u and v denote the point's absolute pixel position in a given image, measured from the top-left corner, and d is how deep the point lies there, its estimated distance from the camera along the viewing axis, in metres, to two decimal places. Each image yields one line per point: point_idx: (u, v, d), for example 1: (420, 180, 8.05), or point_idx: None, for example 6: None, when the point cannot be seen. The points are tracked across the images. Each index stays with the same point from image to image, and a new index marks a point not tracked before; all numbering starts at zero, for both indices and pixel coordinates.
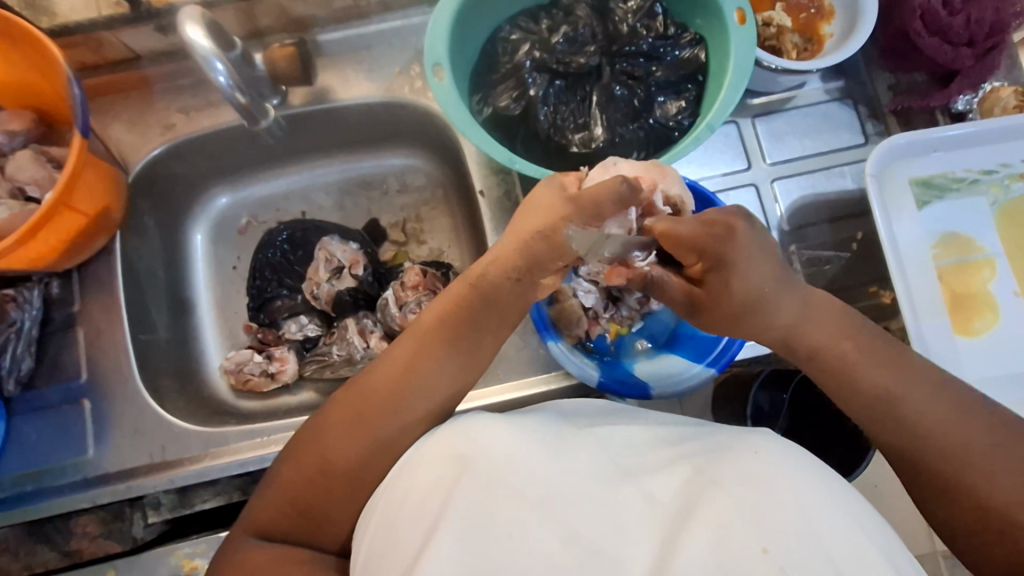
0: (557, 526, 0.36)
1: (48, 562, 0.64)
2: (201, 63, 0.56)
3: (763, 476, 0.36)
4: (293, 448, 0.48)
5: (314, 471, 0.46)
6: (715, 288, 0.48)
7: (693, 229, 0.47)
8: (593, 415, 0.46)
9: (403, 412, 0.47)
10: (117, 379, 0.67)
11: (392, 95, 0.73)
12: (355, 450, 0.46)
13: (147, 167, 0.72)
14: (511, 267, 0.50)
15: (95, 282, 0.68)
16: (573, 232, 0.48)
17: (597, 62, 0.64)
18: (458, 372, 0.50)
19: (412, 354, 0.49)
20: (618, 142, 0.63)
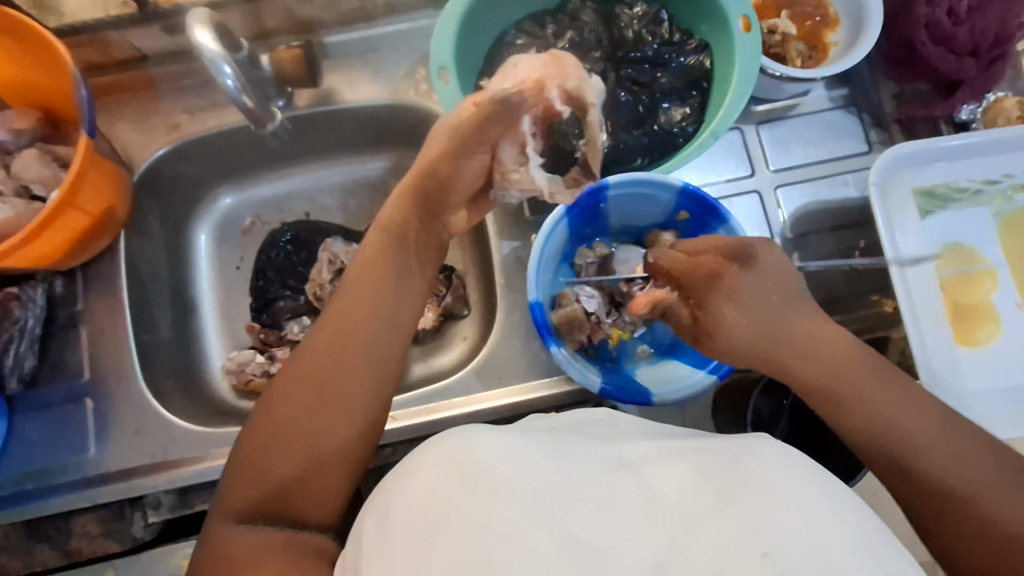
0: (553, 529, 0.34)
1: (47, 561, 0.64)
2: (208, 65, 0.56)
3: (764, 486, 0.37)
4: (248, 431, 0.48)
5: (273, 445, 0.46)
6: (705, 326, 0.52)
7: (681, 267, 0.54)
8: (592, 426, 0.46)
9: (346, 363, 0.47)
10: (120, 378, 0.67)
11: (396, 98, 0.74)
12: (310, 413, 0.46)
13: (151, 168, 0.72)
14: (415, 207, 0.55)
15: (99, 281, 0.69)
16: (467, 161, 0.54)
17: (602, 67, 0.64)
18: (391, 315, 0.50)
19: (340, 308, 0.50)
20: (621, 148, 0.63)
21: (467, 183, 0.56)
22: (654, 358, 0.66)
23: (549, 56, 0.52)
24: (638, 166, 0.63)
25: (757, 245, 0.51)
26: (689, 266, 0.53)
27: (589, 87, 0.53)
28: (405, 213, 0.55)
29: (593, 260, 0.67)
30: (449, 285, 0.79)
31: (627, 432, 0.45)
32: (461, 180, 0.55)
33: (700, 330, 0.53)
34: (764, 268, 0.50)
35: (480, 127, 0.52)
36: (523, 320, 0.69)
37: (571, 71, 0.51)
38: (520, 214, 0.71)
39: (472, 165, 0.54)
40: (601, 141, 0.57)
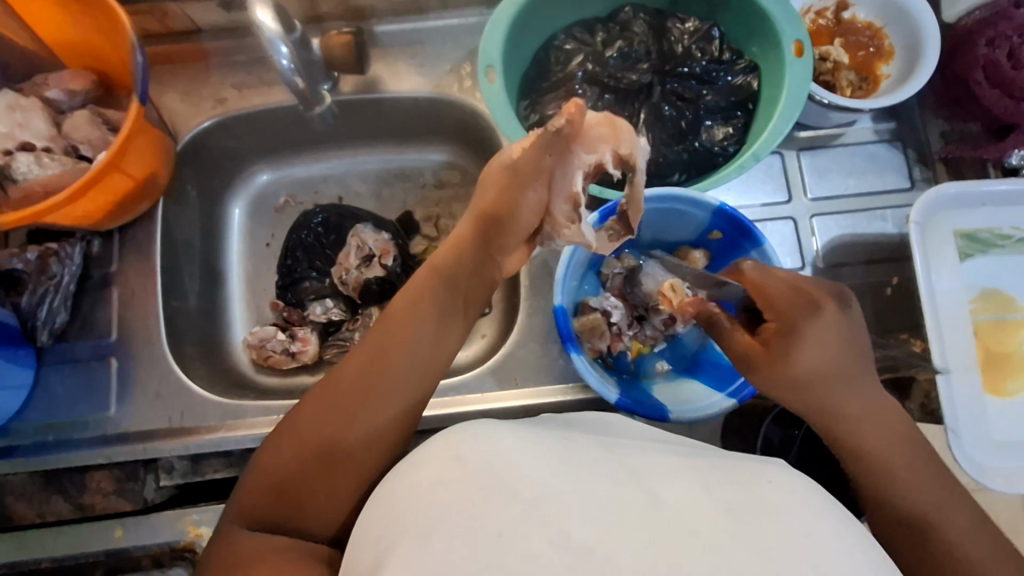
0: (550, 530, 0.34)
1: (59, 513, 0.65)
2: (266, 45, 0.57)
3: (768, 508, 0.37)
4: (271, 440, 0.49)
5: (293, 456, 0.46)
6: (778, 351, 0.49)
7: (783, 291, 0.50)
8: (598, 434, 0.45)
9: (376, 386, 0.48)
10: (145, 341, 0.68)
11: (440, 92, 0.74)
12: (333, 431, 0.46)
13: (195, 139, 0.74)
14: (474, 250, 0.54)
15: (135, 245, 0.70)
16: (524, 202, 0.53)
17: (649, 80, 0.63)
18: (427, 346, 0.50)
19: (380, 332, 0.50)
20: (661, 162, 0.62)
21: (525, 225, 0.54)
22: (671, 374, 0.66)
23: (605, 116, 0.50)
24: (675, 182, 0.62)
25: (854, 295, 0.51)
26: (795, 295, 0.49)
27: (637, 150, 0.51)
28: (460, 254, 0.54)
29: (620, 270, 0.66)
30: None
31: (636, 445, 0.44)
32: (518, 227, 0.54)
33: (766, 362, 0.50)
34: (854, 317, 0.50)
35: (534, 154, 0.50)
36: (545, 324, 0.69)
37: (617, 129, 0.49)
38: None
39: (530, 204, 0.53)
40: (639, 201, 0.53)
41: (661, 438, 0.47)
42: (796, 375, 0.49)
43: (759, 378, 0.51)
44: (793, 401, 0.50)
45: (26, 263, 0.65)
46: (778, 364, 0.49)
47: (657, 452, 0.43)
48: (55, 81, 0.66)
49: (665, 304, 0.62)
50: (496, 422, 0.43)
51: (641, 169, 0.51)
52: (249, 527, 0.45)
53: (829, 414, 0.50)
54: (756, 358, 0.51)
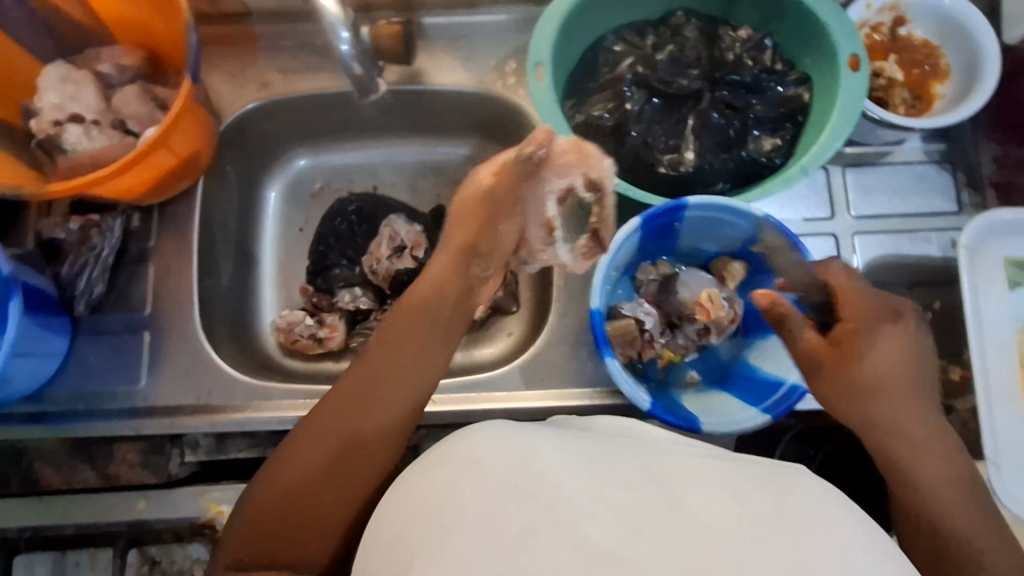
0: (570, 532, 0.35)
1: (86, 481, 0.66)
2: (328, 29, 0.58)
3: (794, 519, 0.37)
4: (260, 477, 0.46)
5: (281, 500, 0.44)
6: (850, 350, 0.50)
7: (865, 296, 0.51)
8: (620, 436, 0.45)
9: (376, 408, 0.46)
10: (178, 318, 0.69)
11: (483, 87, 0.74)
12: (323, 472, 0.45)
13: (239, 121, 0.75)
14: (458, 271, 0.54)
15: (173, 222, 0.71)
16: (501, 228, 0.56)
17: (699, 86, 0.62)
18: (422, 367, 0.49)
19: (366, 364, 0.48)
20: (707, 170, 0.60)
21: (500, 251, 0.58)
22: (702, 385, 0.65)
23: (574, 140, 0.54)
24: (719, 190, 0.61)
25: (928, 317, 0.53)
26: (875, 301, 0.51)
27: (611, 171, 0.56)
28: (446, 282, 0.53)
29: (656, 277, 0.66)
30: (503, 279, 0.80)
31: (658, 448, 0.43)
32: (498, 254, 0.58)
33: (834, 362, 0.51)
34: (925, 333, 0.51)
35: (510, 184, 0.55)
36: (575, 326, 0.69)
37: (590, 154, 0.54)
38: None
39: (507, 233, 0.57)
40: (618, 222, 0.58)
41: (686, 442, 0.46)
42: (867, 380, 0.49)
43: (824, 380, 0.51)
44: (851, 407, 0.50)
45: (68, 233, 0.67)
46: (852, 367, 0.50)
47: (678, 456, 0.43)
48: (107, 56, 0.66)
49: (700, 315, 0.63)
50: (513, 423, 0.43)
51: (614, 190, 0.56)
52: (244, 566, 0.43)
53: (878, 424, 0.49)
54: (825, 358, 0.51)
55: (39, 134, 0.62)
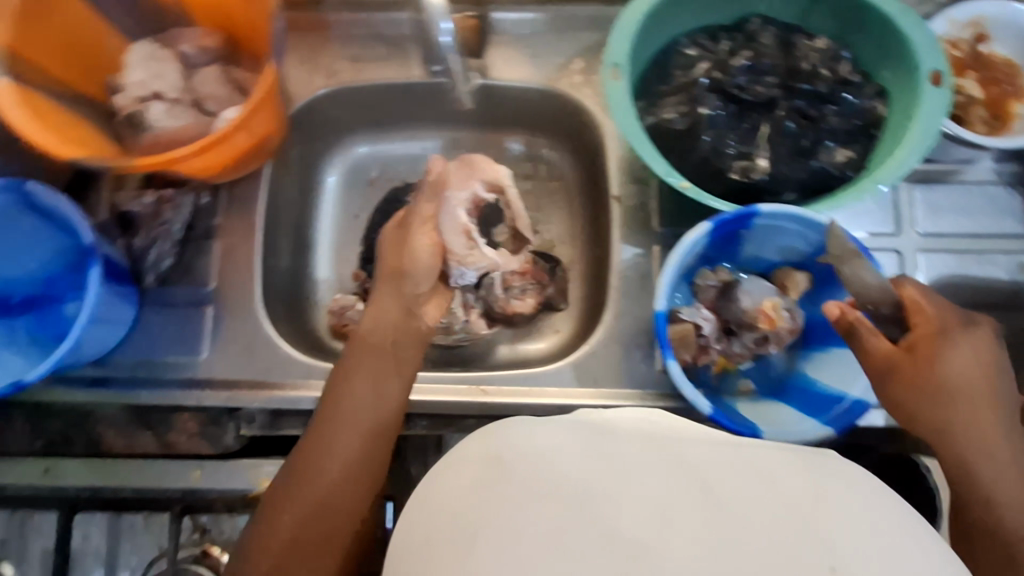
0: (600, 526, 0.34)
1: (146, 447, 0.68)
2: (430, 20, 0.58)
3: (829, 502, 0.36)
4: (252, 531, 0.53)
5: (270, 548, 0.51)
6: (927, 355, 0.52)
7: (939, 305, 0.54)
8: (642, 419, 0.43)
9: (328, 450, 0.55)
10: (241, 295, 0.71)
11: (549, 85, 0.74)
12: (306, 513, 0.53)
13: (308, 107, 0.76)
14: (390, 312, 0.63)
15: (241, 202, 0.73)
16: (416, 243, 0.66)
17: (775, 94, 0.61)
18: (368, 402, 0.58)
19: (327, 413, 0.57)
20: (778, 179, 0.60)
21: (427, 268, 0.66)
22: (756, 395, 0.65)
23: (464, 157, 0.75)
24: (788, 200, 0.61)
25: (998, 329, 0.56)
26: (948, 311, 0.54)
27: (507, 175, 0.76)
28: (382, 320, 0.62)
29: (714, 283, 0.66)
30: (552, 276, 0.81)
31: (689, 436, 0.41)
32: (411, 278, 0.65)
33: (910, 367, 0.52)
34: (995, 344, 0.54)
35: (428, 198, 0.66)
36: (628, 328, 0.69)
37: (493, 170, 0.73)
38: (646, 223, 0.71)
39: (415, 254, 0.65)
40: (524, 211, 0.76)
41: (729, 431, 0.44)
42: (942, 384, 0.51)
43: (899, 386, 0.53)
44: (920, 409, 0.52)
45: (142, 206, 0.70)
46: (929, 371, 0.52)
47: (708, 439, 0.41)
48: (187, 37, 0.68)
49: (763, 323, 0.64)
50: (523, 415, 0.44)
51: (509, 186, 0.75)
52: None
53: (952, 433, 0.51)
54: (900, 364, 0.53)
55: (123, 111, 0.64)
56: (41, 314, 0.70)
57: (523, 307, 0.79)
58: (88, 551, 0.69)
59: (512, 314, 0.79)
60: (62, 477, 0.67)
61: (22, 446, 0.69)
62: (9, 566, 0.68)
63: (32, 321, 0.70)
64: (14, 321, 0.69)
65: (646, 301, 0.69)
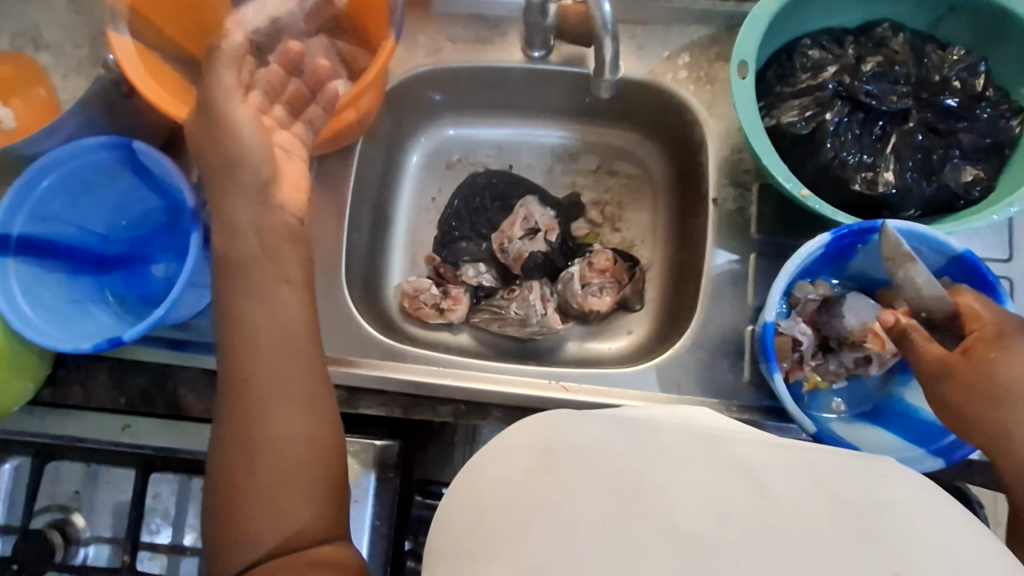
0: (653, 521, 0.34)
1: None
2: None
3: (887, 503, 0.34)
4: (211, 496, 0.48)
5: (235, 502, 0.47)
6: (983, 358, 0.47)
7: (995, 312, 0.50)
8: (697, 426, 0.43)
9: (244, 388, 0.49)
10: (323, 269, 0.70)
11: (653, 78, 0.72)
12: (254, 457, 0.47)
13: (407, 81, 0.76)
14: (247, 213, 0.51)
15: (331, 175, 0.72)
16: (238, 114, 0.51)
17: (907, 105, 0.58)
18: (273, 325, 0.50)
19: (228, 351, 0.50)
20: (905, 195, 0.57)
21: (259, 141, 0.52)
22: (846, 415, 0.64)
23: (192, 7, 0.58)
24: (910, 217, 0.58)
25: None
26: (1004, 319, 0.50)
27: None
28: (236, 221, 0.51)
29: (815, 296, 0.63)
30: (631, 276, 0.79)
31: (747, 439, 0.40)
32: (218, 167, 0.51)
33: (965, 371, 0.48)
34: None
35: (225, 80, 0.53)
36: (717, 335, 0.67)
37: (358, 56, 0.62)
38: (744, 229, 0.68)
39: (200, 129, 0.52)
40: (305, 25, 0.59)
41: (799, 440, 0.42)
42: (995, 386, 0.46)
43: (951, 389, 0.48)
44: (975, 415, 0.47)
45: None
46: (982, 373, 0.47)
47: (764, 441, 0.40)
48: None
49: (872, 343, 0.61)
50: (572, 410, 0.43)
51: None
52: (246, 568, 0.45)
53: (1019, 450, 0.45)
54: (955, 368, 0.48)
55: None
56: (129, 273, 0.70)
57: (601, 305, 0.76)
58: (158, 510, 0.69)
59: (589, 311, 0.76)
60: (140, 436, 0.68)
61: (104, 401, 0.69)
62: (82, 517, 0.69)
63: (119, 280, 0.70)
64: (103, 278, 0.69)
65: (736, 309, 0.67)
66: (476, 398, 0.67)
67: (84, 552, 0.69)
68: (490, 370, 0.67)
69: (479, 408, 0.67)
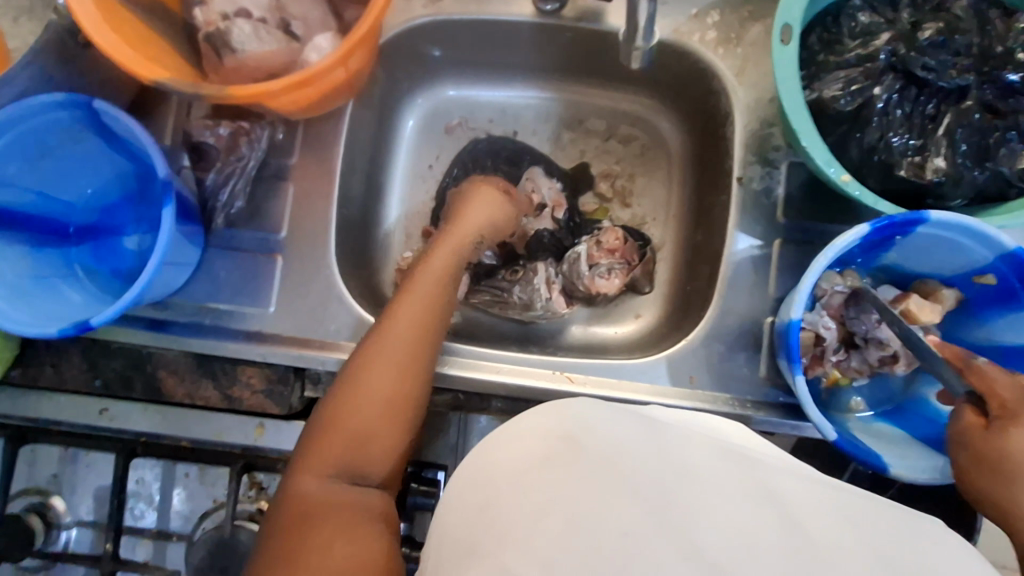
0: (678, 537, 0.31)
1: (208, 399, 0.64)
2: None
3: (928, 566, 0.32)
4: (344, 392, 0.52)
5: (369, 411, 0.51)
6: (993, 435, 0.47)
7: (1011, 384, 0.48)
8: (715, 438, 0.41)
9: (426, 330, 0.55)
10: (312, 245, 0.65)
11: (678, 38, 0.65)
12: (402, 388, 0.52)
13: (404, 34, 0.68)
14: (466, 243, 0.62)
15: (318, 141, 0.66)
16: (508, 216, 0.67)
17: (967, 81, 0.52)
18: (418, 328, 0.55)
19: (422, 295, 0.57)
20: (954, 182, 0.52)
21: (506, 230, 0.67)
22: (866, 414, 0.62)
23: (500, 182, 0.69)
24: (955, 207, 0.54)
25: None
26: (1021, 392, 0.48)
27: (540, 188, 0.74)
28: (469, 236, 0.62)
29: (843, 288, 0.58)
30: (642, 256, 0.73)
31: (777, 466, 0.38)
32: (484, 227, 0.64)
33: (980, 440, 0.48)
34: None
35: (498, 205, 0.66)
36: (736, 326, 0.62)
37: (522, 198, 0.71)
38: (770, 211, 0.62)
39: (492, 206, 0.66)
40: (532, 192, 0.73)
41: (835, 482, 0.39)
42: (999, 458, 0.46)
43: (964, 457, 0.48)
44: (985, 486, 0.47)
45: (218, 138, 0.64)
46: (994, 449, 0.46)
47: (792, 472, 0.38)
48: None
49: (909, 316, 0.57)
50: (594, 405, 0.42)
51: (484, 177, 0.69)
52: (330, 468, 0.49)
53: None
54: (974, 439, 0.48)
55: (206, 27, 0.56)
56: (97, 246, 0.65)
57: (608, 288, 0.71)
58: (141, 496, 0.66)
59: (596, 293, 0.72)
60: (120, 420, 0.64)
61: (79, 384, 0.64)
62: (61, 501, 0.65)
63: (88, 253, 0.64)
64: (71, 251, 0.63)
65: (757, 298, 0.62)
66: (479, 387, 0.63)
67: (66, 536, 0.65)
68: (491, 360, 0.63)
69: (479, 398, 0.64)
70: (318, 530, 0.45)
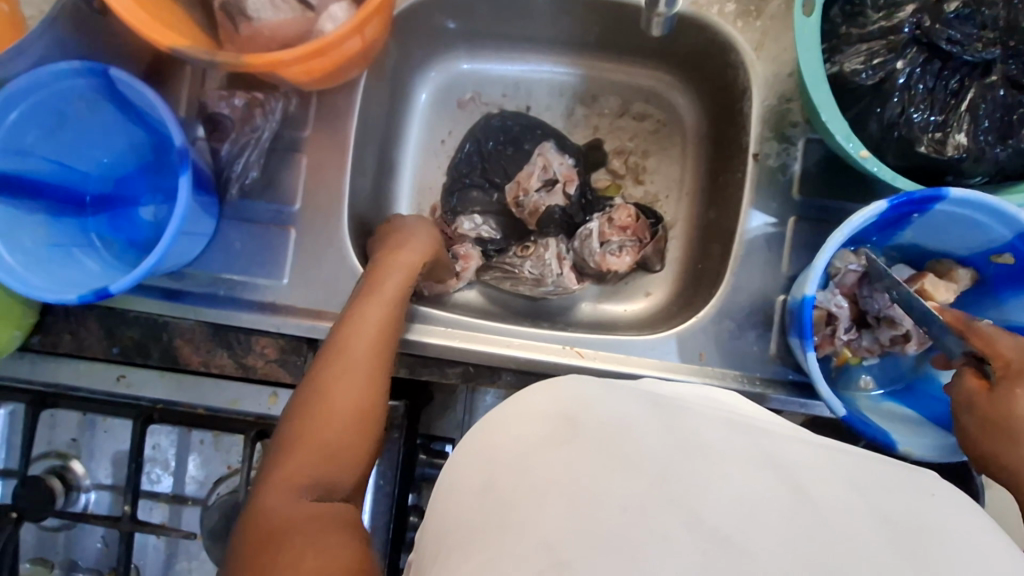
0: (682, 508, 0.32)
1: (222, 366, 0.66)
2: None
3: (936, 529, 0.32)
4: (306, 413, 0.50)
5: (334, 429, 0.49)
6: (1000, 396, 0.47)
7: (1016, 344, 0.48)
8: (721, 410, 0.41)
9: (383, 344, 0.55)
10: (324, 218, 0.65)
11: (697, 10, 0.63)
12: (362, 402, 0.51)
13: (418, 5, 0.67)
14: (414, 258, 0.61)
15: (332, 112, 0.66)
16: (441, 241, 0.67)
17: (993, 56, 0.51)
18: (378, 342, 0.54)
19: (379, 311, 0.56)
20: (974, 159, 0.52)
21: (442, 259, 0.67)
22: (875, 393, 0.62)
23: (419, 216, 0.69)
24: (973, 184, 0.54)
25: None
26: None
27: (554, 162, 0.74)
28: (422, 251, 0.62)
29: (856, 267, 0.58)
30: (653, 235, 0.73)
31: (785, 435, 0.39)
32: (432, 244, 0.64)
33: (986, 404, 0.48)
34: None
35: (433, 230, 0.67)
36: (747, 304, 0.62)
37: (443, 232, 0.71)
38: (785, 189, 0.62)
39: (427, 228, 0.66)
40: (547, 163, 0.73)
41: (843, 448, 0.39)
42: (1003, 420, 0.46)
43: (971, 420, 0.49)
44: (994, 451, 0.47)
45: (232, 109, 0.64)
46: (1001, 411, 0.47)
47: (798, 439, 0.38)
48: None
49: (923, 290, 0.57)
50: (594, 382, 0.43)
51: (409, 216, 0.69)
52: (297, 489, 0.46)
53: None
54: (981, 401, 0.48)
55: None
56: (113, 215, 0.65)
57: (619, 265, 0.71)
58: (158, 461, 0.66)
59: (607, 271, 0.71)
60: (136, 387, 0.66)
61: (97, 350, 0.66)
62: (81, 465, 0.65)
63: (105, 222, 0.65)
64: (88, 220, 0.64)
65: (769, 277, 0.62)
66: (485, 360, 0.63)
67: (85, 498, 0.65)
68: (500, 333, 0.64)
69: (488, 370, 0.64)
70: (288, 545, 0.41)
